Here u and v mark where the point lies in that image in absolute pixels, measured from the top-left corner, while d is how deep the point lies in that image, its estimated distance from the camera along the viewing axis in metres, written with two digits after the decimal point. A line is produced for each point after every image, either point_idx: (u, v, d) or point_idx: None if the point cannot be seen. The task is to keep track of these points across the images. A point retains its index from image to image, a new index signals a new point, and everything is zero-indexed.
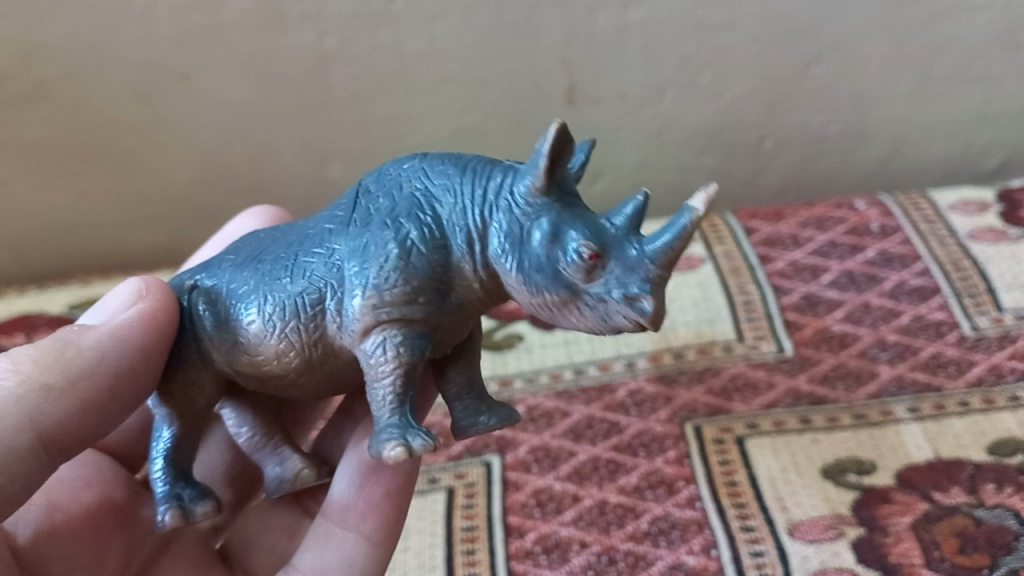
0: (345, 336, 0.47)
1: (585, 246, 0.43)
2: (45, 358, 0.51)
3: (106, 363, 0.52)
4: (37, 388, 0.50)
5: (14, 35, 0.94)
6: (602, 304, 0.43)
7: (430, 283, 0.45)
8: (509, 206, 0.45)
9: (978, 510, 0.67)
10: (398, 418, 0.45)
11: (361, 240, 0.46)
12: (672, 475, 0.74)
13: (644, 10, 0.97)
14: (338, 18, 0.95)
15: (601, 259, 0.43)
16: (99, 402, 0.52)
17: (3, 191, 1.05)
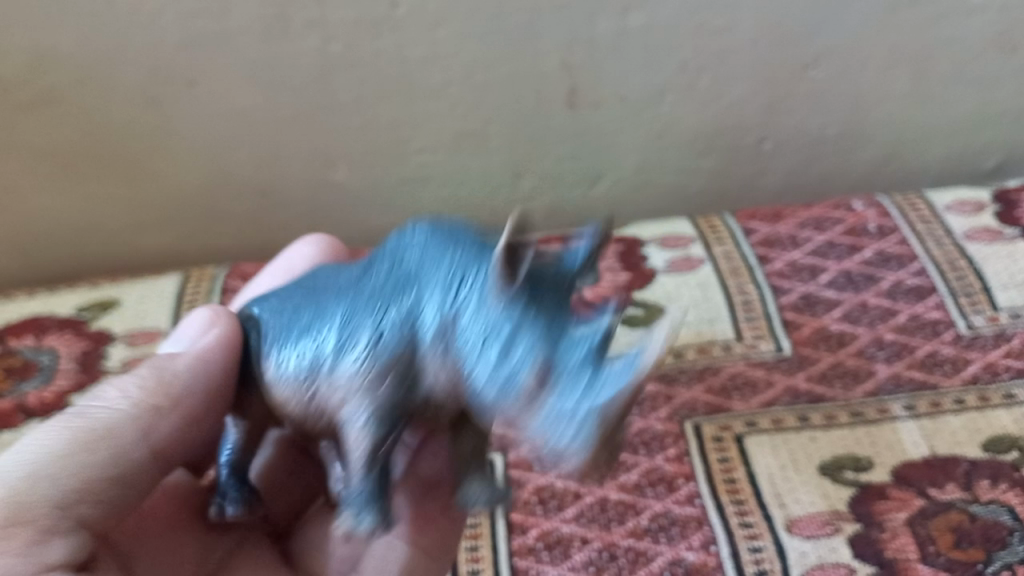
0: (326, 402, 0.49)
1: (530, 372, 0.42)
2: (148, 385, 0.55)
3: (197, 385, 0.55)
4: (144, 406, 0.54)
5: (24, 42, 0.95)
6: (545, 424, 0.41)
7: (398, 366, 0.46)
8: (479, 303, 0.44)
9: (973, 505, 0.68)
10: (359, 494, 0.48)
11: (351, 314, 0.48)
12: (672, 472, 0.75)
13: (643, 14, 0.98)
14: (342, 25, 0.96)
15: (544, 386, 0.42)
16: (199, 420, 0.56)
17: (13, 196, 1.07)
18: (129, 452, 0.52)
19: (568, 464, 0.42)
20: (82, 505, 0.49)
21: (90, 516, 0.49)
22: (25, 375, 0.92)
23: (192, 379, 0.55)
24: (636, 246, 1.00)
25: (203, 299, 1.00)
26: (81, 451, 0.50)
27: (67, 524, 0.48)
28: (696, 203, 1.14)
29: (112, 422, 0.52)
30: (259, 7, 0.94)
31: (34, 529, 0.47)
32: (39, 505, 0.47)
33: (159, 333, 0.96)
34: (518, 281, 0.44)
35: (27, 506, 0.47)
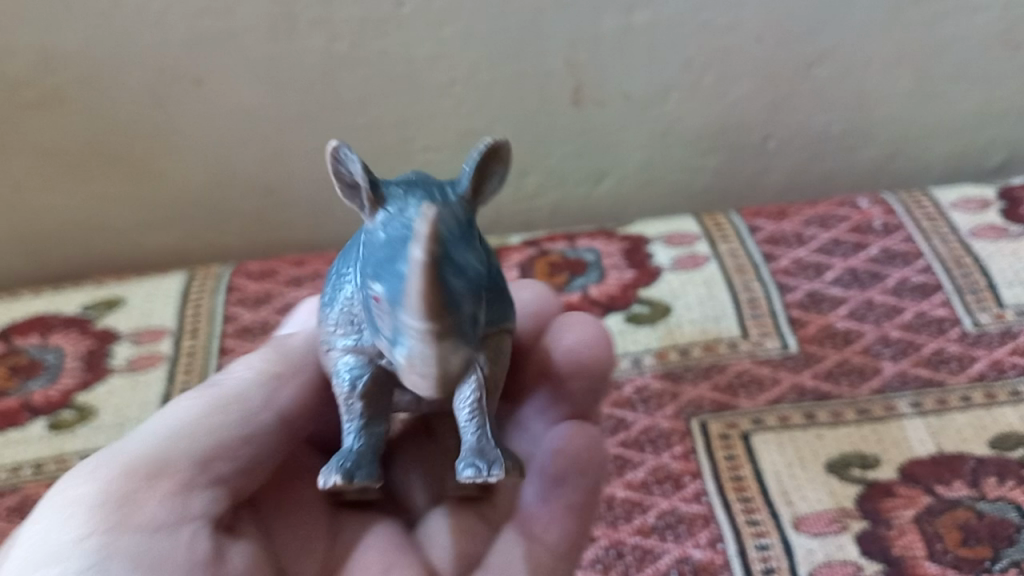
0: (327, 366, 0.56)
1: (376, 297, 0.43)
2: (268, 359, 0.62)
3: (311, 356, 0.62)
4: (273, 377, 0.60)
5: (31, 41, 0.96)
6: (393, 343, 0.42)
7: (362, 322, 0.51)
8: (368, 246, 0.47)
9: (980, 503, 0.68)
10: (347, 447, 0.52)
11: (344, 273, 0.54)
12: (678, 470, 0.75)
13: (648, 12, 0.98)
14: (347, 24, 0.96)
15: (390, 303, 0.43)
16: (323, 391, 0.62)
17: (19, 195, 1.07)
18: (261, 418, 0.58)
19: (419, 384, 0.42)
20: (218, 464, 0.56)
21: (226, 474, 0.56)
22: (31, 373, 0.92)
23: (307, 352, 0.63)
24: (641, 243, 1.00)
25: (209, 298, 1.00)
26: (216, 417, 0.57)
27: (202, 482, 0.54)
28: (701, 201, 1.13)
29: (241, 390, 0.59)
30: (264, 5, 0.95)
31: (176, 482, 0.54)
32: (183, 465, 0.54)
33: (164, 332, 0.96)
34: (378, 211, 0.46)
35: (169, 465, 0.54)
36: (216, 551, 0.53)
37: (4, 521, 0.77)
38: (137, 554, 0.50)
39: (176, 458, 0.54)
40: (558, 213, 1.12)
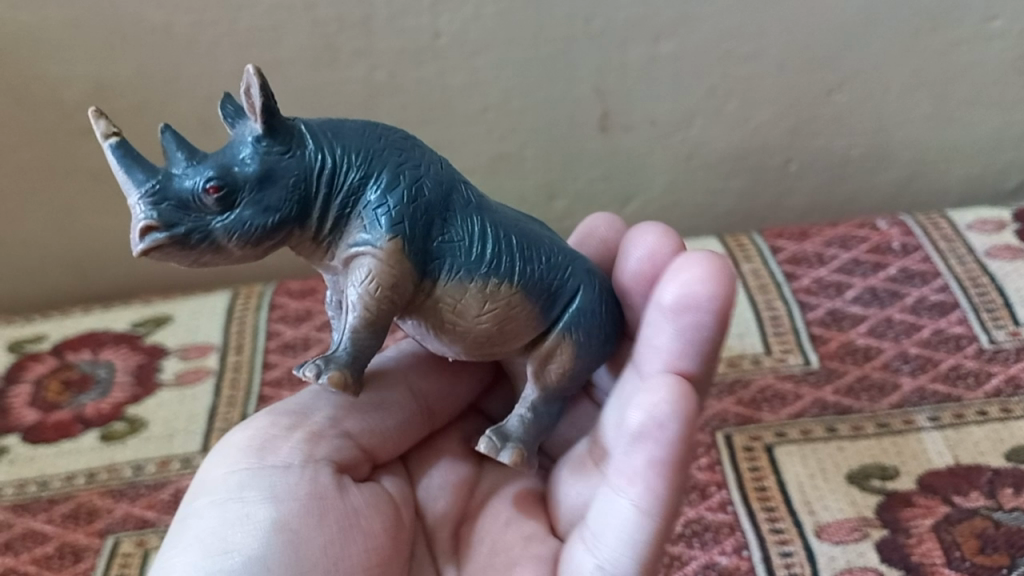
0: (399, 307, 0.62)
1: (206, 186, 0.50)
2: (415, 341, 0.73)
3: None
4: (411, 357, 0.71)
5: (89, 73, 1.02)
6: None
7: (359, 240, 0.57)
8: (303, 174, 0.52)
9: (997, 512, 0.71)
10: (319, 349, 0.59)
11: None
12: (704, 480, 0.78)
13: (674, 41, 1.02)
14: (385, 54, 1.01)
15: (215, 190, 0.50)
16: (454, 376, 0.72)
17: (72, 218, 1.12)
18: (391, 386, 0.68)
19: (168, 261, 0.52)
20: (349, 421, 0.65)
21: (352, 430, 0.65)
22: (82, 388, 0.97)
23: None
24: None
25: (252, 315, 1.05)
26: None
27: (334, 433, 0.64)
28: (724, 223, 1.17)
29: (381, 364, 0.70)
30: (309, 37, 1.00)
31: (309, 433, 0.63)
32: (317, 421, 0.64)
33: (210, 347, 1.01)
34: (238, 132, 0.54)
35: (306, 419, 0.64)
36: (336, 487, 0.60)
37: (60, 526, 0.81)
38: (269, 485, 0.59)
39: (314, 416, 0.65)
40: None
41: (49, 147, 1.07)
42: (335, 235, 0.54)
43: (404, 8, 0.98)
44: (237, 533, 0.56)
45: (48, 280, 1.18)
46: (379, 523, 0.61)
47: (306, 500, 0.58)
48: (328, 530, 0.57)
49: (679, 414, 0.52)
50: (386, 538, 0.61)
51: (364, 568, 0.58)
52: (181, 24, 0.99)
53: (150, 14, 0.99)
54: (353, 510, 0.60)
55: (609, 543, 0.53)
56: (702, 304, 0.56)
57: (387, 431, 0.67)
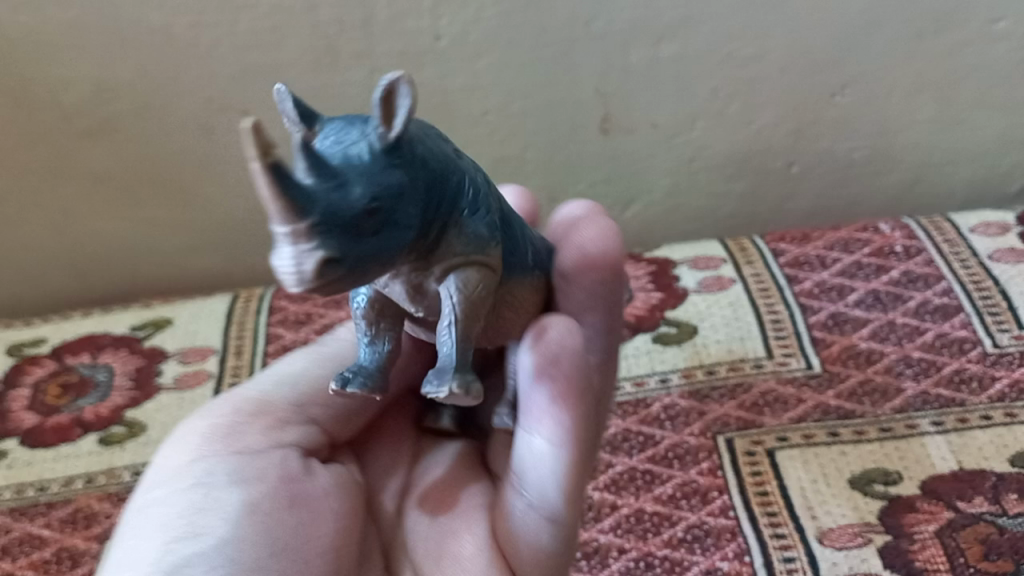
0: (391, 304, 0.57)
1: (371, 210, 0.41)
2: None
3: None
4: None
5: (88, 76, 1.01)
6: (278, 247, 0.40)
7: None
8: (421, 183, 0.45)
9: (1001, 518, 0.70)
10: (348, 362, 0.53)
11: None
12: (705, 485, 0.78)
13: (675, 44, 1.02)
14: (385, 57, 1.01)
15: (377, 213, 0.41)
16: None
17: (72, 221, 1.13)
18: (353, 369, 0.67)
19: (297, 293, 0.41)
20: (314, 405, 0.65)
21: (317, 415, 0.65)
22: (81, 392, 0.96)
23: None
24: (668, 266, 1.04)
25: (252, 318, 1.05)
26: (317, 371, 0.67)
27: (299, 418, 0.64)
28: (726, 225, 1.17)
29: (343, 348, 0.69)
30: (310, 40, 1.00)
31: (274, 419, 0.63)
32: (281, 405, 0.64)
33: (210, 350, 1.01)
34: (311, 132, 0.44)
35: (271, 403, 0.64)
36: (304, 470, 0.61)
37: (58, 531, 0.81)
38: (236, 470, 0.59)
39: (276, 400, 0.64)
40: None
41: (48, 149, 1.06)
42: (432, 247, 0.47)
43: (405, 11, 0.98)
44: (206, 517, 0.56)
45: (47, 282, 1.18)
46: (346, 503, 0.61)
47: (277, 484, 0.59)
48: (298, 512, 0.58)
49: (564, 346, 0.53)
50: (354, 520, 0.61)
51: (336, 548, 0.58)
52: (181, 27, 0.99)
53: (150, 17, 0.98)
54: (323, 491, 0.60)
55: (534, 484, 0.53)
56: (599, 258, 0.60)
57: (349, 415, 0.67)
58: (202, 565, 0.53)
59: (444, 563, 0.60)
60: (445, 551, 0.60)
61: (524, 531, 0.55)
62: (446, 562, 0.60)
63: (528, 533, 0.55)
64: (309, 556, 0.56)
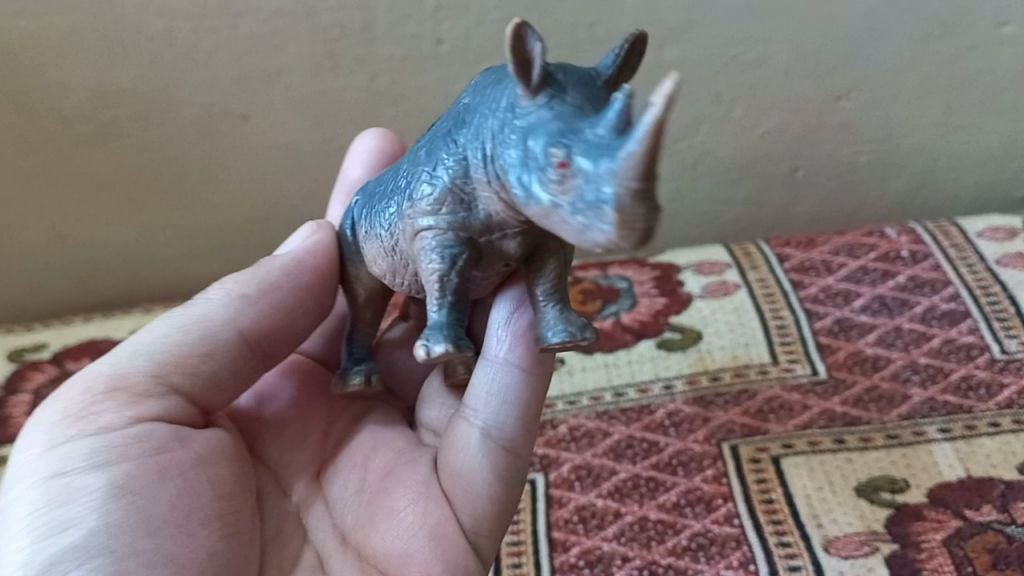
0: (408, 238, 0.53)
1: (556, 155, 0.43)
2: (242, 281, 0.67)
3: (287, 281, 0.67)
4: (238, 299, 0.65)
5: (88, 81, 1.01)
6: (579, 215, 0.43)
7: (451, 193, 0.51)
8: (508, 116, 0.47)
9: (1009, 527, 0.69)
10: (438, 320, 0.51)
11: (422, 157, 0.53)
12: (710, 492, 0.77)
13: (678, 48, 1.01)
14: (387, 61, 1.00)
15: (568, 167, 0.43)
16: (290, 313, 0.67)
17: (73, 226, 1.12)
18: (219, 333, 0.64)
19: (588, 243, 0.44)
20: (173, 374, 0.62)
21: (179, 381, 0.62)
22: None
23: (284, 275, 0.67)
24: (672, 271, 1.03)
25: None
26: (178, 338, 0.63)
27: (162, 388, 0.61)
28: (730, 230, 1.16)
29: (211, 311, 0.65)
30: (310, 45, 0.99)
31: (131, 394, 0.60)
32: (138, 380, 0.61)
33: None
34: (536, 87, 0.46)
35: (128, 378, 0.61)
36: (172, 440, 0.59)
37: None
38: (95, 453, 0.56)
39: (132, 374, 0.61)
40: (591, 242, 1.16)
41: (49, 155, 1.06)
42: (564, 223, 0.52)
43: (406, 15, 0.97)
44: (71, 509, 0.54)
45: (48, 287, 1.17)
46: (214, 472, 0.60)
47: (146, 461, 0.57)
48: (174, 485, 0.57)
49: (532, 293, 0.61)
50: (231, 489, 0.61)
51: (216, 516, 0.59)
52: (182, 32, 0.98)
53: (150, 21, 0.98)
54: (196, 460, 0.60)
55: (494, 408, 0.61)
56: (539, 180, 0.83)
57: (220, 382, 0.64)
58: (74, 560, 0.52)
59: (378, 523, 0.64)
60: (375, 515, 0.64)
61: (471, 464, 0.61)
62: (378, 522, 0.64)
63: (474, 466, 0.61)
64: (192, 527, 0.57)
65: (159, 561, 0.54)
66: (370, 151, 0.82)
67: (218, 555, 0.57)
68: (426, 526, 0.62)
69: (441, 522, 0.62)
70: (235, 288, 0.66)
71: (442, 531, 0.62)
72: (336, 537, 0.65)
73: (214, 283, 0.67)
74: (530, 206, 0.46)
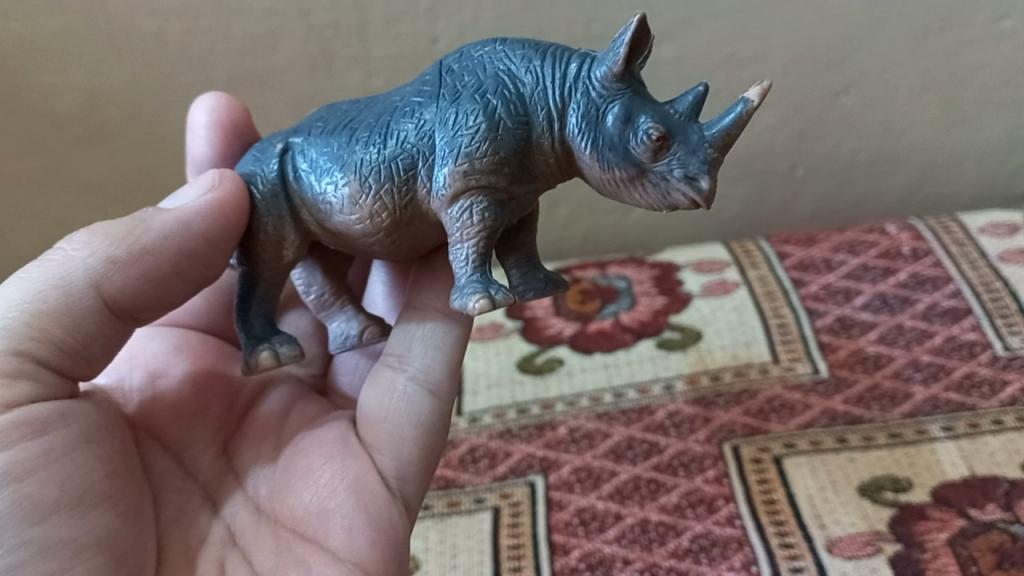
0: (435, 201, 0.51)
1: (654, 128, 0.47)
2: (117, 235, 0.56)
3: (171, 246, 0.56)
4: (105, 264, 0.55)
5: (81, 83, 1.00)
6: (664, 182, 0.48)
7: (513, 156, 0.49)
8: (587, 89, 0.49)
9: (1014, 526, 0.68)
10: (480, 275, 0.50)
11: (449, 113, 0.50)
12: (711, 493, 0.76)
13: (675, 44, 1.00)
14: (383, 60, 0.99)
15: (666, 141, 0.47)
16: (169, 281, 0.57)
17: (66, 228, 1.12)
18: (85, 305, 0.54)
19: (668, 204, 0.49)
20: (36, 346, 0.53)
21: (47, 358, 0.54)
22: None
23: (167, 239, 0.56)
24: (671, 271, 1.02)
25: None
26: (38, 304, 0.54)
27: (31, 367, 0.53)
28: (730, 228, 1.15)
29: (72, 273, 0.54)
30: (304, 45, 0.99)
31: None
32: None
33: None
34: (624, 73, 0.48)
35: None
36: (53, 417, 0.53)
37: None
38: None
39: None
40: (590, 242, 1.15)
41: (43, 157, 1.06)
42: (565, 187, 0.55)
43: (400, 13, 0.97)
44: None
45: None
46: (100, 450, 0.55)
47: (31, 444, 0.52)
48: (63, 466, 0.52)
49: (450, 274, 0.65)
50: (119, 467, 0.56)
51: (111, 498, 0.54)
52: (173, 33, 0.98)
53: (142, 22, 0.97)
54: (81, 436, 0.54)
55: (420, 355, 0.63)
56: None
57: (90, 355, 0.56)
58: None
59: (295, 484, 0.61)
60: (292, 476, 0.61)
61: (399, 407, 0.62)
62: (296, 484, 0.61)
63: (400, 409, 0.62)
64: (85, 509, 0.52)
65: (52, 548, 0.50)
66: (210, 119, 0.72)
67: (114, 534, 0.53)
68: (347, 481, 0.60)
69: (363, 476, 0.60)
70: (102, 247, 0.55)
71: (364, 485, 0.60)
72: (250, 509, 0.61)
73: (74, 234, 0.56)
74: (598, 168, 0.49)
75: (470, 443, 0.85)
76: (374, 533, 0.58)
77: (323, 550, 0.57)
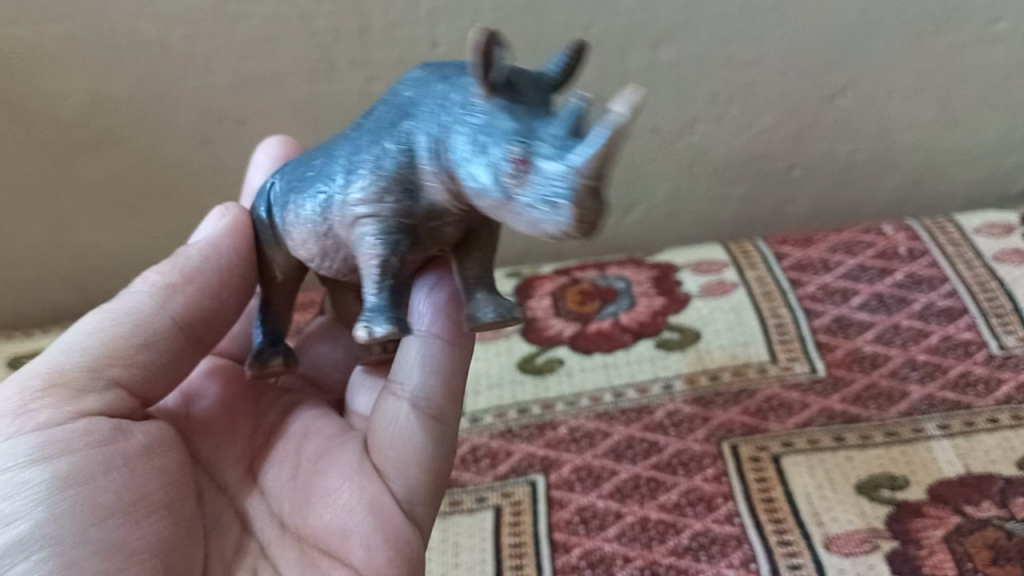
0: (345, 229, 0.51)
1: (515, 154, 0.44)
2: (167, 268, 0.63)
3: (209, 267, 0.63)
4: (162, 289, 0.62)
5: (83, 86, 1.01)
6: (530, 211, 0.44)
7: (401, 186, 0.49)
8: (464, 115, 0.47)
9: (1009, 522, 0.69)
10: (375, 300, 0.50)
11: (362, 145, 0.50)
12: (710, 492, 0.77)
13: (673, 48, 1.01)
14: (383, 63, 1.00)
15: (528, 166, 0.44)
16: (213, 300, 0.63)
17: (69, 232, 1.13)
18: (152, 326, 0.61)
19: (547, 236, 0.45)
20: (111, 368, 0.59)
21: (121, 377, 0.59)
22: None
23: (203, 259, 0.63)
24: (670, 271, 1.03)
25: None
26: (109, 330, 0.60)
27: (106, 384, 0.58)
28: (728, 228, 1.16)
29: (133, 301, 0.61)
30: (305, 48, 0.99)
31: (70, 389, 0.57)
32: (75, 372, 0.58)
33: None
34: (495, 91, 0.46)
35: (64, 373, 0.58)
36: (115, 428, 0.57)
37: None
38: (32, 444, 0.54)
39: (69, 365, 0.58)
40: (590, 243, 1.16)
41: (47, 161, 1.07)
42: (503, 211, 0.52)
43: (400, 18, 0.97)
44: (14, 502, 0.52)
45: (47, 294, 1.18)
46: (161, 463, 0.59)
47: (93, 451, 0.55)
48: (120, 475, 0.56)
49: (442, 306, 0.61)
50: (177, 478, 0.59)
51: (164, 507, 0.57)
52: (176, 37, 0.98)
53: (144, 27, 0.98)
54: (141, 449, 0.58)
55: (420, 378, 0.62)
56: None
57: (160, 375, 0.61)
58: (23, 552, 0.51)
59: (315, 505, 0.62)
60: (312, 495, 0.62)
61: (404, 434, 0.61)
62: (316, 504, 0.62)
63: (406, 435, 0.61)
64: (139, 515, 0.55)
65: (111, 551, 0.53)
66: (271, 158, 0.80)
67: (167, 539, 0.56)
68: (364, 501, 0.60)
69: (377, 496, 0.61)
70: (157, 278, 0.63)
71: (379, 505, 0.60)
72: (275, 526, 0.63)
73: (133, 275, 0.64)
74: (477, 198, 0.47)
75: (471, 443, 0.85)
76: (391, 550, 0.59)
77: (345, 566, 0.59)
